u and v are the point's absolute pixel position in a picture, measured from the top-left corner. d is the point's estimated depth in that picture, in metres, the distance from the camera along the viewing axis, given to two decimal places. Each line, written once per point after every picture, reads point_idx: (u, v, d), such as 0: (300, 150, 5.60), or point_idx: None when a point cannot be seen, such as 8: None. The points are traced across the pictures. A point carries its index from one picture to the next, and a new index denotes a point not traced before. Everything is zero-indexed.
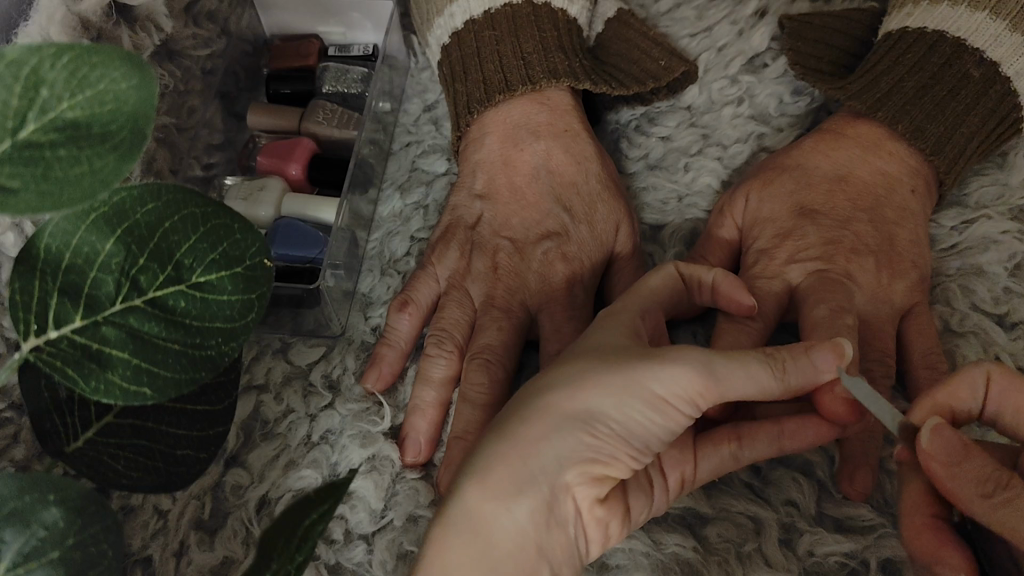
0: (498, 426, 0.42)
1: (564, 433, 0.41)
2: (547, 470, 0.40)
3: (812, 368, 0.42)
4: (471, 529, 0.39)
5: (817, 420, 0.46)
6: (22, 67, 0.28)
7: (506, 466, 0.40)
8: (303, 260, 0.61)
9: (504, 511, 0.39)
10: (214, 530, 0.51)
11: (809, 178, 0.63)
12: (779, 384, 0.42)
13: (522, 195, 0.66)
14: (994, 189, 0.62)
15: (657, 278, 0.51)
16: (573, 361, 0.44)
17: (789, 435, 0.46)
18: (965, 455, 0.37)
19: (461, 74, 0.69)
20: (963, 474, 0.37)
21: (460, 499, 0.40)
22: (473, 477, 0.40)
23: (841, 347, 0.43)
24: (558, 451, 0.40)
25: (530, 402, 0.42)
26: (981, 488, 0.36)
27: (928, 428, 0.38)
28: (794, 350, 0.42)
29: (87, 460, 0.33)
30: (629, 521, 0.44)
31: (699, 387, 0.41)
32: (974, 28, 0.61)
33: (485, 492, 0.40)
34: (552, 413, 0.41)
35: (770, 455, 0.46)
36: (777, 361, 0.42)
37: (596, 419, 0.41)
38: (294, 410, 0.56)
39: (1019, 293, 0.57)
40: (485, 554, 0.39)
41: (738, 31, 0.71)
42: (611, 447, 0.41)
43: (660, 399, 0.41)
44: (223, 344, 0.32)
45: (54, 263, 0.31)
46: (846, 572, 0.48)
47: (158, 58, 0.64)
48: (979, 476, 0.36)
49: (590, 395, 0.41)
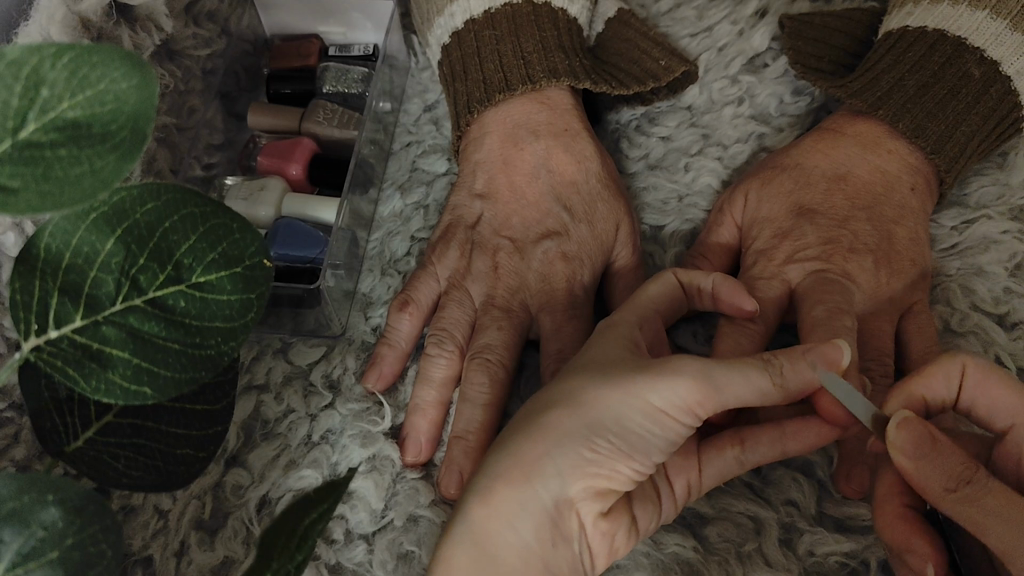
0: (501, 442, 0.43)
1: (565, 447, 0.41)
2: (549, 484, 0.40)
3: (810, 371, 0.42)
4: (476, 544, 0.40)
5: (819, 422, 0.46)
6: (23, 67, 0.28)
7: (510, 485, 0.40)
8: (302, 260, 0.61)
9: (507, 525, 0.40)
10: (214, 530, 0.51)
11: (807, 178, 0.63)
12: (779, 389, 0.42)
13: (522, 194, 0.66)
14: (994, 189, 0.62)
15: (656, 287, 0.51)
16: (575, 376, 0.44)
17: (791, 437, 0.46)
18: (934, 449, 0.37)
19: (461, 74, 0.69)
20: (930, 467, 0.37)
21: (467, 515, 0.40)
22: (478, 494, 0.41)
23: (841, 346, 0.43)
24: (560, 466, 0.41)
25: (532, 419, 0.43)
26: (947, 483, 0.37)
27: (894, 424, 0.38)
28: (793, 352, 0.42)
29: (88, 460, 0.33)
30: (636, 531, 0.45)
31: (698, 397, 0.41)
32: (975, 27, 0.61)
33: (490, 507, 0.40)
34: (553, 429, 0.42)
35: (772, 459, 0.46)
36: (775, 369, 0.42)
37: (597, 432, 0.41)
38: (294, 409, 0.56)
39: (1019, 293, 0.57)
40: (488, 566, 0.39)
41: (738, 31, 0.70)
42: (613, 461, 0.41)
43: (659, 411, 0.41)
44: (222, 344, 0.32)
45: (54, 262, 0.30)
46: (846, 572, 0.48)
47: (158, 58, 0.64)
48: (946, 470, 0.37)
49: (590, 409, 0.42)
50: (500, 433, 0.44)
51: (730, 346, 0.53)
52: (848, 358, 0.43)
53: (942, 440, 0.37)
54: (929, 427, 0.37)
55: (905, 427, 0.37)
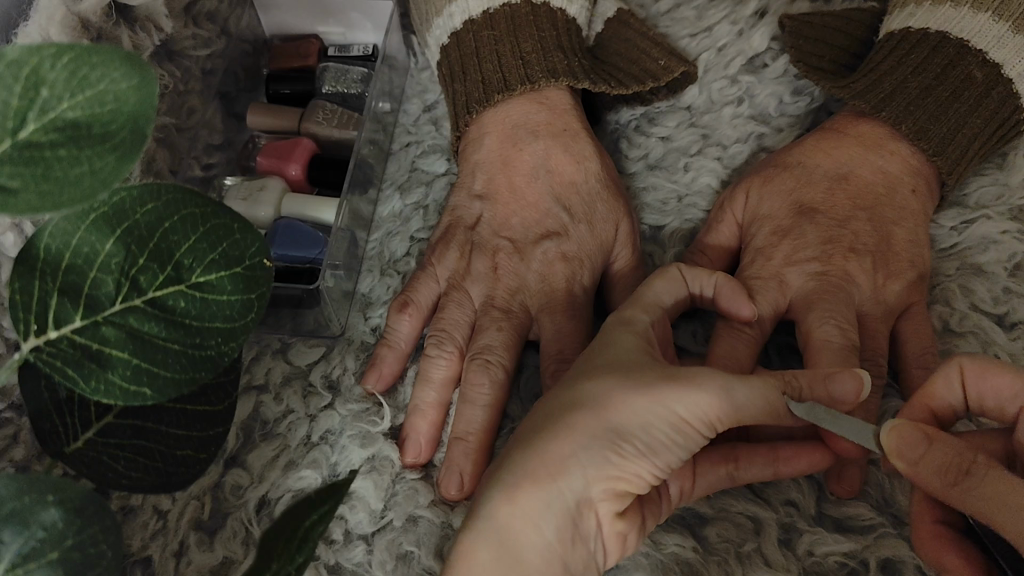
0: (523, 441, 0.42)
1: (589, 449, 0.41)
2: (573, 484, 0.40)
3: (828, 401, 0.43)
4: (501, 541, 0.40)
5: (811, 450, 0.47)
6: (22, 67, 0.28)
7: (534, 485, 0.40)
8: (303, 260, 0.61)
9: (530, 525, 0.40)
10: (213, 531, 0.51)
11: (810, 178, 0.63)
12: (794, 410, 0.42)
13: (521, 194, 0.66)
14: (993, 189, 0.62)
15: (661, 283, 0.52)
16: (596, 376, 0.44)
17: (784, 461, 0.47)
18: (927, 448, 0.36)
19: (461, 74, 0.69)
20: (924, 467, 0.36)
21: (490, 512, 0.40)
22: (501, 491, 0.41)
23: (863, 378, 0.42)
24: (586, 467, 0.41)
25: (556, 418, 0.43)
26: (944, 477, 0.35)
27: (885, 428, 0.38)
28: (813, 375, 0.43)
29: (87, 461, 0.33)
30: (644, 532, 0.45)
31: (719, 412, 0.41)
32: (978, 28, 0.62)
33: (514, 506, 0.40)
34: (578, 430, 0.42)
35: (761, 478, 0.48)
36: (794, 391, 0.43)
37: (622, 437, 0.41)
38: (294, 410, 0.56)
39: (1018, 293, 0.57)
40: (511, 564, 0.39)
41: (737, 31, 0.70)
42: (636, 465, 0.41)
43: (682, 421, 0.42)
44: (223, 344, 0.32)
45: (54, 263, 0.31)
46: (846, 572, 0.48)
47: (157, 57, 0.64)
48: (939, 465, 0.36)
49: (616, 412, 0.42)
50: (521, 430, 0.44)
51: (729, 345, 0.53)
52: (870, 386, 0.43)
53: (936, 436, 0.36)
54: (921, 426, 0.37)
55: (897, 431, 0.37)
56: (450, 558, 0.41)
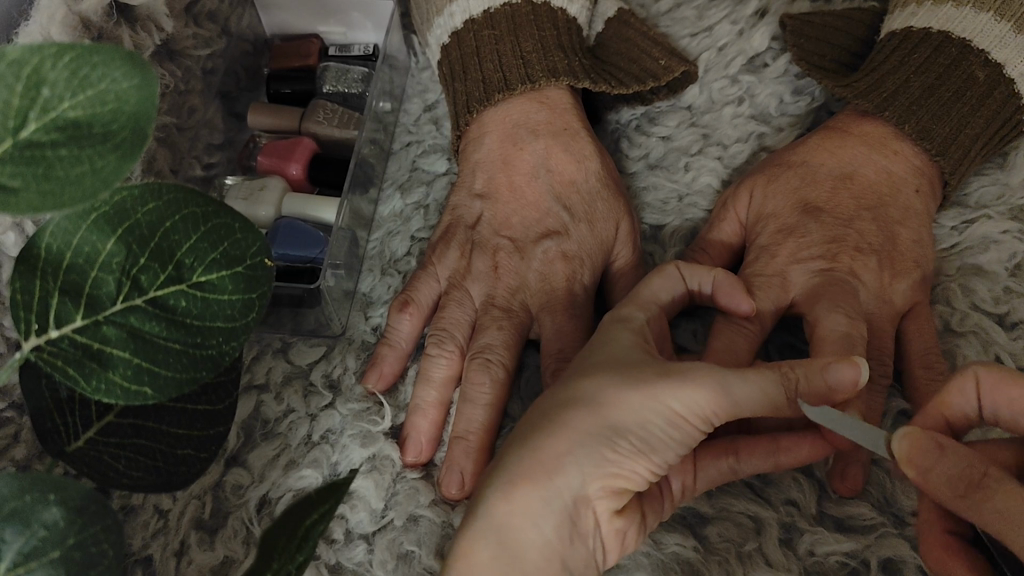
0: (521, 440, 0.42)
1: (587, 447, 0.41)
2: (570, 483, 0.41)
3: (827, 391, 0.42)
4: (499, 541, 0.40)
5: (811, 439, 0.46)
6: (23, 67, 0.28)
7: (531, 483, 0.40)
8: (303, 260, 0.61)
9: (529, 525, 0.40)
10: (214, 530, 0.51)
11: (813, 177, 0.63)
12: (795, 407, 0.42)
13: (521, 194, 0.66)
14: (993, 189, 0.62)
15: (660, 280, 0.52)
16: (594, 374, 0.44)
17: (784, 451, 0.46)
18: (939, 457, 0.35)
19: (462, 74, 0.69)
20: (935, 478, 0.35)
21: (489, 511, 0.40)
22: (499, 490, 0.41)
23: (860, 364, 0.42)
24: (584, 465, 0.41)
25: (553, 416, 0.43)
26: (954, 489, 0.34)
27: (897, 434, 0.37)
28: (811, 366, 0.42)
29: (87, 460, 0.33)
30: (645, 530, 0.45)
31: (716, 408, 0.41)
32: (980, 28, 0.62)
33: (512, 505, 0.40)
34: (576, 428, 0.42)
35: (763, 470, 0.47)
36: (794, 386, 0.42)
37: (619, 434, 0.41)
38: (294, 409, 0.56)
39: (1019, 293, 0.57)
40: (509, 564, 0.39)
41: (738, 31, 0.70)
42: (634, 463, 0.41)
43: (680, 417, 0.41)
44: (223, 344, 0.32)
45: (55, 262, 0.31)
46: (846, 572, 0.48)
47: (158, 57, 0.64)
48: (951, 476, 0.35)
49: (615, 410, 0.42)
50: (519, 428, 0.44)
51: (730, 344, 0.53)
52: (868, 372, 0.42)
53: (949, 445, 0.35)
54: (934, 434, 0.36)
55: (909, 438, 0.36)
56: (449, 557, 0.41)
